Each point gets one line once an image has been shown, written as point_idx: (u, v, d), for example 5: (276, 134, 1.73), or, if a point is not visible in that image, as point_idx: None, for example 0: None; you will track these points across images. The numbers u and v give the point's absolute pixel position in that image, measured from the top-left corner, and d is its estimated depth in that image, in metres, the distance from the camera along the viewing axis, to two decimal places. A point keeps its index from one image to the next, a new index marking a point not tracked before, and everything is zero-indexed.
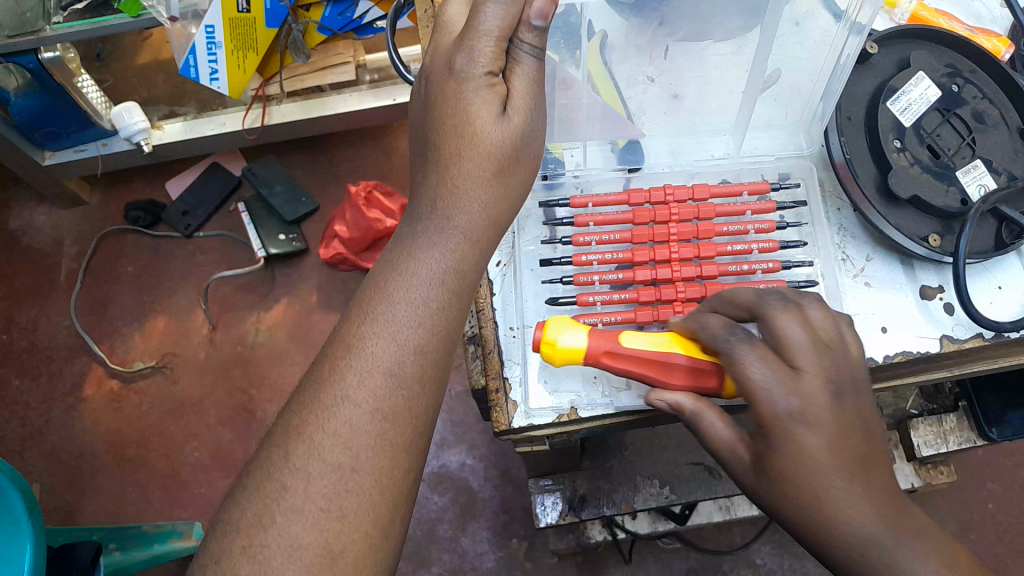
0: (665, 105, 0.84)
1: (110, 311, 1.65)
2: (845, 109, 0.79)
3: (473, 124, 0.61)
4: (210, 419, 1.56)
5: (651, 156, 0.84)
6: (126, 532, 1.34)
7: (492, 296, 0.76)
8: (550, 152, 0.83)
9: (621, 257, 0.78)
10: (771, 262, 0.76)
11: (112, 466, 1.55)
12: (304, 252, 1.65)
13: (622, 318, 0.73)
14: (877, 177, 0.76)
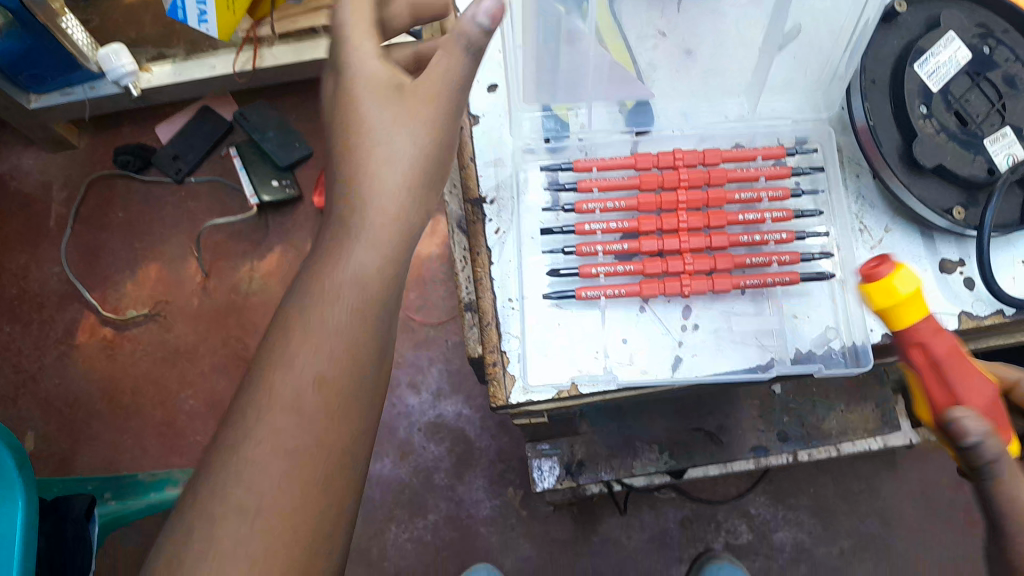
0: (676, 64, 0.82)
1: (101, 258, 1.63)
2: (870, 71, 0.74)
3: (371, 119, 0.62)
4: (205, 368, 1.55)
5: (660, 118, 0.81)
6: (122, 481, 1.34)
7: (490, 265, 0.73)
8: (553, 112, 0.80)
9: (627, 227, 0.76)
10: (784, 233, 0.75)
11: (107, 414, 1.54)
12: (298, 200, 1.62)
13: (626, 291, 0.71)
14: (900, 145, 0.72)
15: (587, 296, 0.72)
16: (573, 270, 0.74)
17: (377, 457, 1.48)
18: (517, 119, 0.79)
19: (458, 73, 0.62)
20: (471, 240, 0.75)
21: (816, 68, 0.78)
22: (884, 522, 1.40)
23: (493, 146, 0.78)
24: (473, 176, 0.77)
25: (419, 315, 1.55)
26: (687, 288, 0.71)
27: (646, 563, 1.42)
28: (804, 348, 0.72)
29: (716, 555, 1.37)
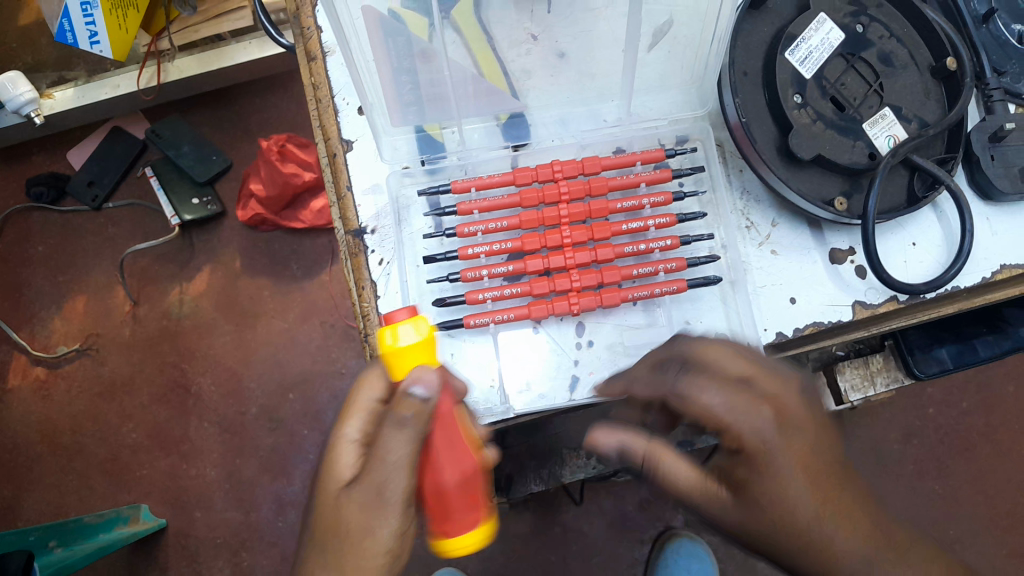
0: (551, 69, 0.79)
1: (24, 295, 1.57)
2: (742, 63, 0.72)
3: (329, 496, 0.61)
4: (143, 399, 1.51)
5: (536, 130, 0.80)
6: (66, 526, 1.27)
7: (377, 298, 0.75)
8: (426, 133, 0.79)
9: (511, 247, 0.76)
10: (669, 239, 0.76)
11: (48, 456, 1.49)
12: (221, 216, 1.57)
13: (516, 315, 0.73)
14: (777, 137, 0.71)
15: (475, 324, 0.73)
16: (460, 298, 0.74)
17: None
18: (387, 144, 0.78)
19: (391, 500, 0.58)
20: (356, 273, 0.75)
21: (689, 62, 0.76)
22: None
23: (367, 180, 0.78)
24: (351, 206, 0.77)
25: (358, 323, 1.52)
26: (575, 306, 0.73)
27: (608, 546, 1.42)
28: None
29: (676, 533, 1.38)
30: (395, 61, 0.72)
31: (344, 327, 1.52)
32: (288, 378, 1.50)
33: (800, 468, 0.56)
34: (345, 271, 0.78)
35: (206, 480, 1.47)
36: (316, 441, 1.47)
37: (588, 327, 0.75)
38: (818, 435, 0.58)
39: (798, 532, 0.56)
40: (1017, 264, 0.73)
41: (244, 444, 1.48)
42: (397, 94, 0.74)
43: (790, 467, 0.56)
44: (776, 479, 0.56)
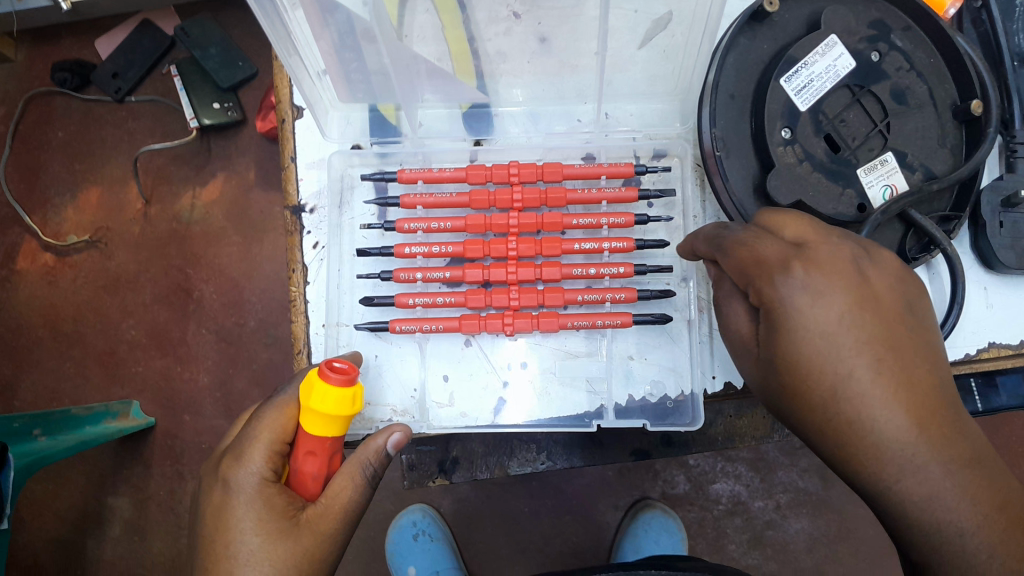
0: (529, 54, 0.77)
1: (40, 179, 1.57)
2: (731, 85, 0.74)
3: (249, 536, 0.60)
4: (145, 297, 1.51)
5: (500, 127, 0.85)
6: (52, 416, 1.31)
7: (306, 285, 0.82)
8: (380, 112, 0.84)
9: (452, 251, 0.83)
10: (621, 266, 0.82)
11: (49, 341, 1.52)
12: (241, 124, 1.55)
13: (445, 327, 0.80)
14: (757, 174, 0.74)
15: (402, 329, 0.80)
16: (388, 299, 0.82)
17: None
18: (335, 117, 0.85)
19: (334, 529, 0.63)
20: (290, 253, 0.83)
21: (685, 61, 0.77)
22: (823, 480, 1.39)
23: (319, 154, 0.84)
24: (293, 179, 0.84)
25: None
26: (507, 327, 0.79)
27: (582, 507, 1.42)
28: (638, 396, 0.82)
29: (650, 504, 1.37)
30: (338, 38, 0.71)
31: None
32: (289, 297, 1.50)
33: (836, 334, 0.52)
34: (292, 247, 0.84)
35: (198, 385, 1.48)
36: None
37: (521, 347, 0.83)
38: (875, 309, 0.53)
39: (830, 407, 0.52)
40: (1005, 343, 0.81)
41: (238, 354, 1.48)
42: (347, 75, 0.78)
43: (821, 330, 0.52)
44: (805, 342, 0.53)
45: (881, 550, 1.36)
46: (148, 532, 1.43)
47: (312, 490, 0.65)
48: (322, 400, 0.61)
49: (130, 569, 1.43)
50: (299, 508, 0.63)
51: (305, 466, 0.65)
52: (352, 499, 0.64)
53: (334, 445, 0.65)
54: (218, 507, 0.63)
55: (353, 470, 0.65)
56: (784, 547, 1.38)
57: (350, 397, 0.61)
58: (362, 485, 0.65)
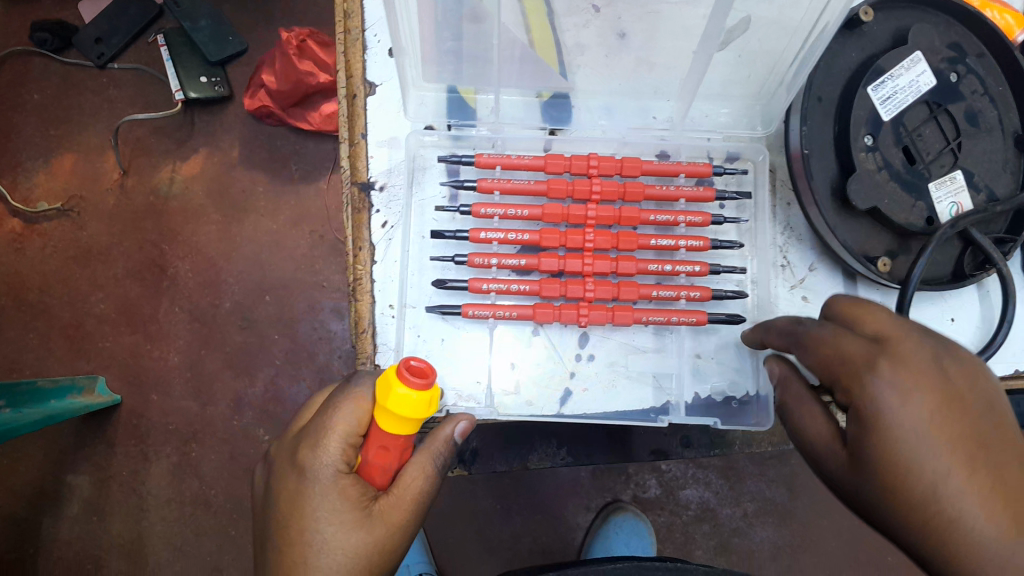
0: (607, 48, 0.75)
1: (11, 142, 1.52)
2: (819, 89, 0.74)
3: (321, 528, 0.54)
4: (117, 271, 1.47)
5: (577, 116, 0.80)
6: (16, 388, 1.26)
7: (373, 264, 0.76)
8: (458, 95, 0.79)
9: (526, 239, 0.77)
10: (698, 265, 0.77)
11: (12, 310, 1.46)
12: (227, 100, 1.52)
13: (518, 314, 0.74)
14: (835, 175, 0.73)
15: (474, 314, 0.74)
16: (461, 284, 0.76)
17: (294, 380, 1.42)
18: (414, 98, 0.79)
19: (408, 523, 0.57)
20: (357, 231, 0.77)
21: (761, 71, 0.74)
22: (790, 490, 1.41)
23: (387, 132, 0.79)
24: (363, 156, 0.79)
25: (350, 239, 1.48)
26: (583, 317, 0.74)
27: (555, 508, 1.41)
28: (702, 393, 0.76)
29: (622, 506, 1.37)
30: (442, 15, 0.69)
31: (333, 241, 1.47)
32: (267, 281, 1.46)
33: (928, 433, 0.52)
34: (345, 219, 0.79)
35: (168, 364, 1.43)
36: (285, 348, 1.43)
37: (593, 341, 0.77)
38: (962, 404, 0.53)
39: (915, 508, 0.52)
40: None
41: (211, 335, 1.44)
42: (435, 51, 0.73)
43: (914, 430, 0.52)
44: (895, 441, 0.52)
45: (843, 561, 1.39)
46: (107, 513, 1.38)
47: (381, 480, 0.58)
48: (398, 403, 0.51)
49: (85, 550, 1.37)
50: (373, 496, 0.56)
51: (377, 458, 0.57)
52: (424, 491, 0.58)
53: (407, 437, 0.57)
54: (291, 494, 0.56)
55: (426, 461, 0.58)
56: (750, 555, 1.39)
57: (430, 402, 0.51)
58: (434, 476, 0.59)
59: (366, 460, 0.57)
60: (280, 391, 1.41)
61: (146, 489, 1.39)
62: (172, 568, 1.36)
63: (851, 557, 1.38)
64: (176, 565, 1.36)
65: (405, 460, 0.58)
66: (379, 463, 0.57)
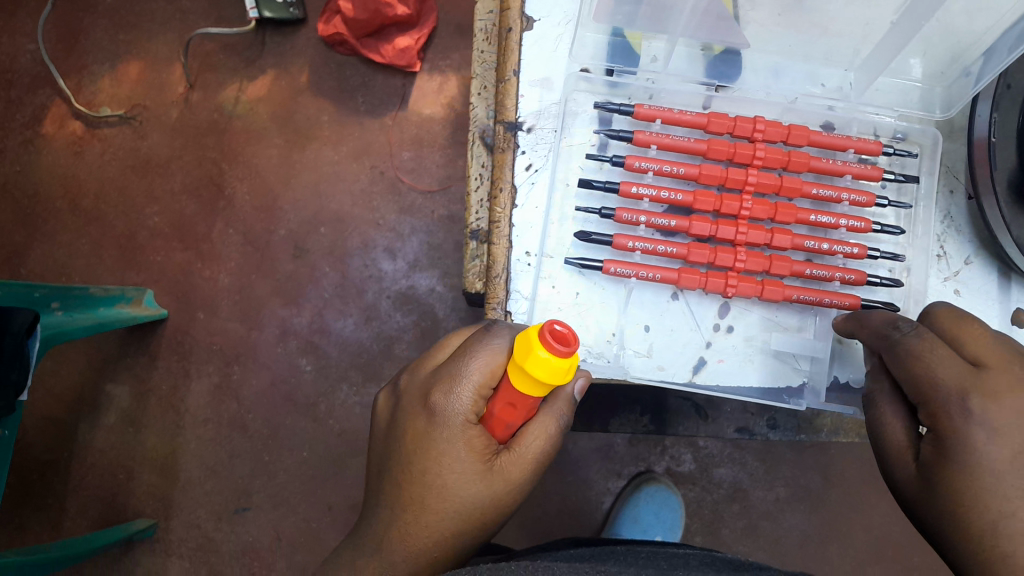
0: (782, 7, 0.73)
1: (80, 43, 1.50)
2: (1010, 75, 0.70)
3: (443, 473, 0.54)
4: (175, 186, 1.46)
5: (747, 72, 0.77)
6: (73, 292, 1.24)
7: (513, 208, 0.74)
8: (626, 40, 0.76)
9: (679, 199, 0.75)
10: (856, 247, 0.75)
11: (66, 214, 1.46)
12: (301, 23, 1.49)
13: (662, 277, 0.72)
14: (1015, 169, 0.69)
15: (616, 272, 0.72)
16: (607, 238, 0.73)
17: (340, 315, 1.41)
18: (578, 40, 0.75)
19: (524, 485, 0.57)
20: (498, 170, 0.75)
21: (939, 51, 0.72)
22: (825, 478, 1.40)
23: (544, 72, 0.77)
24: (513, 94, 0.76)
25: (409, 178, 1.45)
26: (731, 288, 0.72)
27: (585, 471, 1.41)
28: (842, 378, 0.74)
29: (654, 477, 1.36)
30: None
31: (393, 179, 1.45)
32: (323, 212, 1.44)
33: (1005, 476, 0.52)
34: (470, 159, 0.79)
35: (217, 285, 1.43)
36: (334, 282, 1.42)
37: (733, 312, 0.75)
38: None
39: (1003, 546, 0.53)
40: None
41: (263, 261, 1.43)
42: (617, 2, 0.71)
43: (994, 469, 0.52)
44: (974, 474, 0.53)
45: (868, 555, 1.38)
46: (144, 426, 1.39)
47: (505, 434, 0.57)
48: (535, 369, 0.48)
49: (119, 460, 1.38)
50: (495, 451, 0.56)
51: (504, 413, 0.55)
52: (545, 451, 0.57)
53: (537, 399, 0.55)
54: (417, 433, 0.55)
55: (549, 424, 0.57)
56: (776, 540, 1.38)
57: (567, 370, 0.48)
58: (556, 438, 0.57)
59: (492, 412, 0.56)
60: (326, 324, 1.41)
61: (185, 406, 1.40)
62: (203, 488, 1.37)
63: (877, 553, 1.38)
64: (208, 485, 1.37)
65: (530, 417, 0.57)
66: (505, 418, 0.55)
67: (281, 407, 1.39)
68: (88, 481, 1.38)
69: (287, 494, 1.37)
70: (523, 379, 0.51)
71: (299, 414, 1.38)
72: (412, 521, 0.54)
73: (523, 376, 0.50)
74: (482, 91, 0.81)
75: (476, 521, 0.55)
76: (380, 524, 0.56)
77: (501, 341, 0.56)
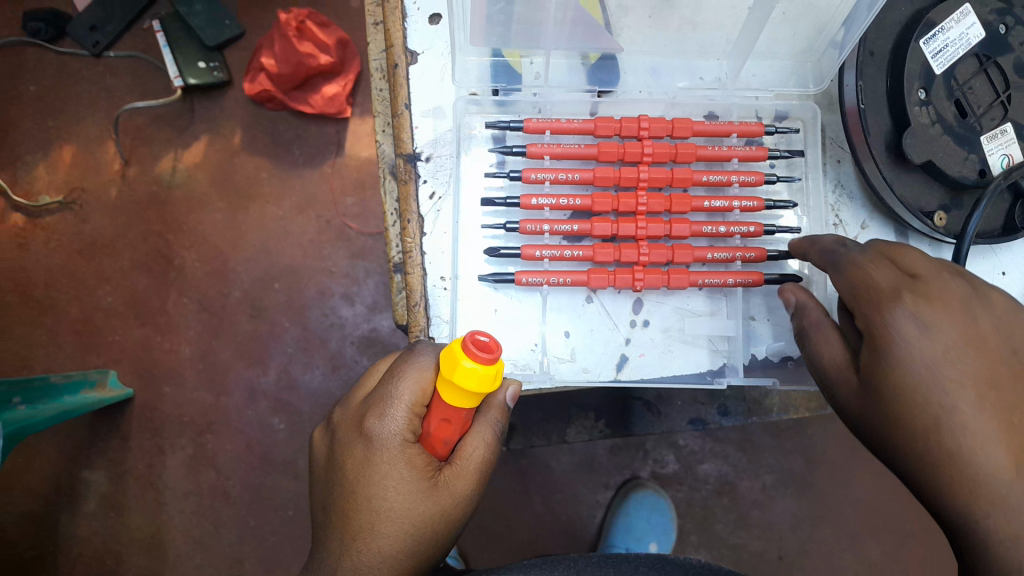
0: (651, 9, 0.75)
1: (10, 135, 1.50)
2: (871, 43, 0.74)
3: (388, 496, 0.55)
4: (124, 263, 1.45)
5: (626, 75, 0.79)
6: (32, 383, 1.25)
7: (422, 236, 0.76)
8: (504, 59, 0.78)
9: (578, 204, 0.76)
10: (752, 225, 0.76)
11: (18, 306, 1.45)
12: (227, 85, 1.51)
13: (573, 280, 0.73)
14: (889, 132, 0.73)
15: (528, 282, 0.73)
16: (515, 251, 0.75)
17: (306, 368, 1.41)
18: (460, 65, 0.78)
19: (471, 496, 0.58)
20: (403, 203, 0.76)
21: (804, 30, 0.75)
22: (808, 459, 1.40)
23: (432, 102, 0.78)
24: (408, 127, 0.78)
25: (356, 223, 1.46)
26: (639, 281, 0.74)
27: (571, 486, 1.40)
28: (760, 353, 0.76)
29: (641, 483, 1.36)
30: None
31: (340, 225, 1.46)
32: (275, 268, 1.44)
33: (941, 369, 0.53)
34: (385, 195, 0.79)
35: (179, 356, 1.42)
36: (296, 336, 1.42)
37: (647, 305, 0.76)
38: (983, 348, 0.54)
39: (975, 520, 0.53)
40: None
41: (221, 325, 1.43)
42: (489, 20, 0.73)
43: (929, 363, 0.53)
44: (910, 370, 0.54)
45: (862, 528, 1.38)
46: (124, 508, 1.37)
47: (443, 451, 0.58)
48: (463, 380, 0.50)
49: (106, 545, 1.36)
50: (437, 467, 0.57)
51: (439, 430, 0.57)
52: (485, 460, 0.59)
53: (468, 412, 0.57)
54: (357, 462, 0.56)
55: (486, 432, 0.59)
56: (770, 527, 1.39)
57: (494, 377, 0.50)
58: (494, 445, 0.59)
59: (429, 431, 0.57)
60: (293, 379, 1.41)
61: (163, 482, 1.38)
62: (193, 561, 1.36)
63: (869, 524, 1.38)
64: (198, 558, 1.36)
65: (466, 430, 0.58)
66: (441, 435, 0.57)
67: (260, 469, 1.38)
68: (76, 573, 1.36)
69: (279, 555, 1.35)
70: (455, 395, 0.53)
71: (279, 473, 1.38)
72: (365, 548, 0.54)
73: (454, 389, 0.53)
74: (385, 128, 0.81)
75: (429, 539, 0.56)
76: (330, 558, 0.55)
77: (427, 358, 0.58)
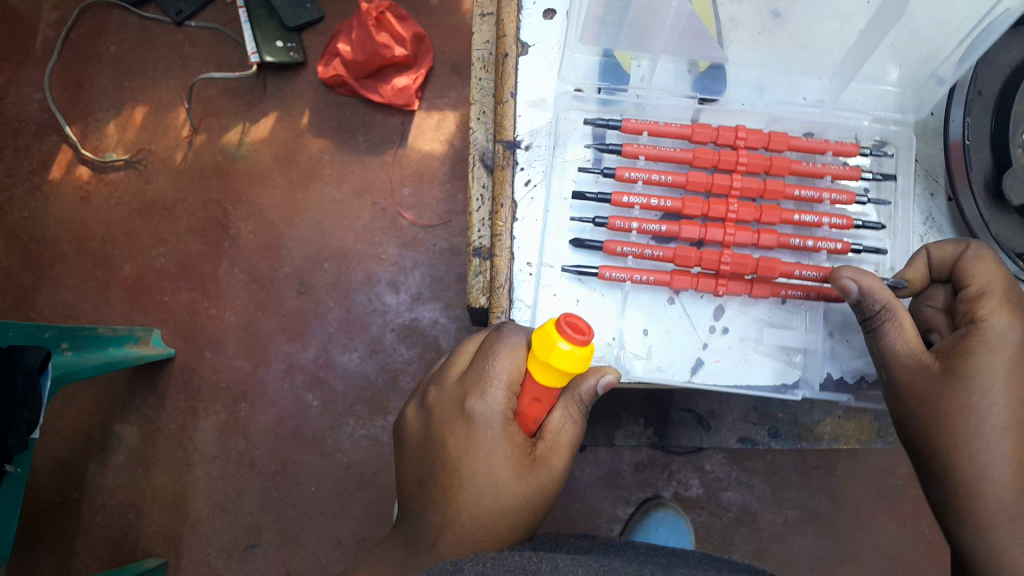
0: (760, 26, 0.81)
1: (86, 90, 1.55)
2: (980, 83, 0.76)
3: (492, 470, 0.60)
4: (180, 227, 1.48)
5: (730, 86, 0.81)
6: (80, 332, 1.26)
7: (513, 222, 0.77)
8: (616, 59, 0.81)
9: (669, 206, 0.77)
10: (840, 243, 0.77)
11: (72, 257, 1.48)
12: (301, 66, 1.54)
13: (656, 279, 0.75)
14: (989, 172, 0.75)
15: (611, 277, 0.75)
16: (599, 244, 0.76)
17: (345, 349, 1.43)
18: (568, 60, 0.80)
19: (562, 471, 0.63)
20: (497, 187, 0.78)
21: (911, 60, 0.78)
22: (833, 500, 1.38)
23: (536, 92, 0.80)
24: (511, 114, 0.79)
25: (410, 213, 1.48)
26: (722, 287, 0.75)
27: (592, 496, 1.39)
28: (834, 373, 0.76)
29: (662, 502, 1.35)
30: None
31: (394, 214, 1.48)
32: (327, 248, 1.46)
33: (1000, 377, 0.63)
34: (473, 180, 0.84)
35: (223, 323, 1.45)
36: (339, 317, 1.44)
37: (725, 313, 0.77)
38: None
39: None
40: None
41: (268, 298, 1.45)
42: (603, 26, 0.76)
43: (995, 368, 0.63)
44: (977, 368, 0.63)
45: None
46: (153, 465, 1.40)
47: (532, 428, 0.63)
48: (561, 361, 0.54)
49: (129, 499, 1.39)
50: (533, 444, 0.62)
51: (532, 410, 0.61)
52: (574, 438, 0.64)
53: (558, 391, 0.62)
54: (457, 438, 0.61)
55: (575, 410, 0.63)
56: (787, 562, 1.37)
57: (586, 359, 0.54)
58: (582, 423, 0.64)
59: (522, 410, 0.62)
60: (331, 359, 1.42)
61: (193, 444, 1.40)
62: (212, 525, 1.37)
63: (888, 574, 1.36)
64: (217, 522, 1.38)
65: (554, 407, 0.63)
66: (534, 414, 0.62)
67: (288, 443, 1.40)
68: (98, 522, 1.38)
69: (296, 530, 1.37)
70: (541, 368, 0.56)
71: (307, 449, 1.39)
72: (468, 519, 0.59)
73: (539, 362, 0.56)
74: (482, 116, 0.86)
75: (526, 511, 0.61)
76: (434, 526, 0.60)
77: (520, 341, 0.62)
